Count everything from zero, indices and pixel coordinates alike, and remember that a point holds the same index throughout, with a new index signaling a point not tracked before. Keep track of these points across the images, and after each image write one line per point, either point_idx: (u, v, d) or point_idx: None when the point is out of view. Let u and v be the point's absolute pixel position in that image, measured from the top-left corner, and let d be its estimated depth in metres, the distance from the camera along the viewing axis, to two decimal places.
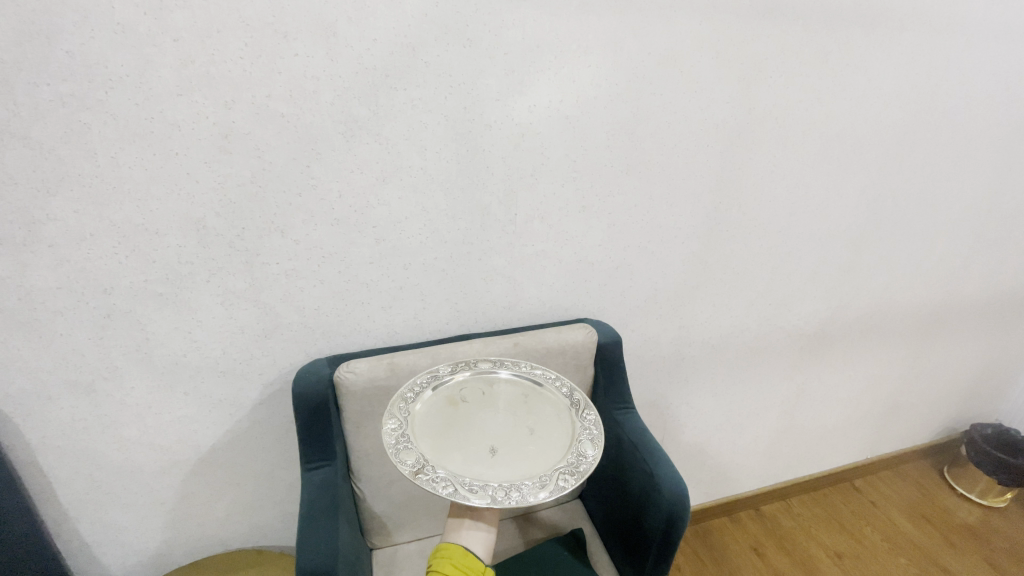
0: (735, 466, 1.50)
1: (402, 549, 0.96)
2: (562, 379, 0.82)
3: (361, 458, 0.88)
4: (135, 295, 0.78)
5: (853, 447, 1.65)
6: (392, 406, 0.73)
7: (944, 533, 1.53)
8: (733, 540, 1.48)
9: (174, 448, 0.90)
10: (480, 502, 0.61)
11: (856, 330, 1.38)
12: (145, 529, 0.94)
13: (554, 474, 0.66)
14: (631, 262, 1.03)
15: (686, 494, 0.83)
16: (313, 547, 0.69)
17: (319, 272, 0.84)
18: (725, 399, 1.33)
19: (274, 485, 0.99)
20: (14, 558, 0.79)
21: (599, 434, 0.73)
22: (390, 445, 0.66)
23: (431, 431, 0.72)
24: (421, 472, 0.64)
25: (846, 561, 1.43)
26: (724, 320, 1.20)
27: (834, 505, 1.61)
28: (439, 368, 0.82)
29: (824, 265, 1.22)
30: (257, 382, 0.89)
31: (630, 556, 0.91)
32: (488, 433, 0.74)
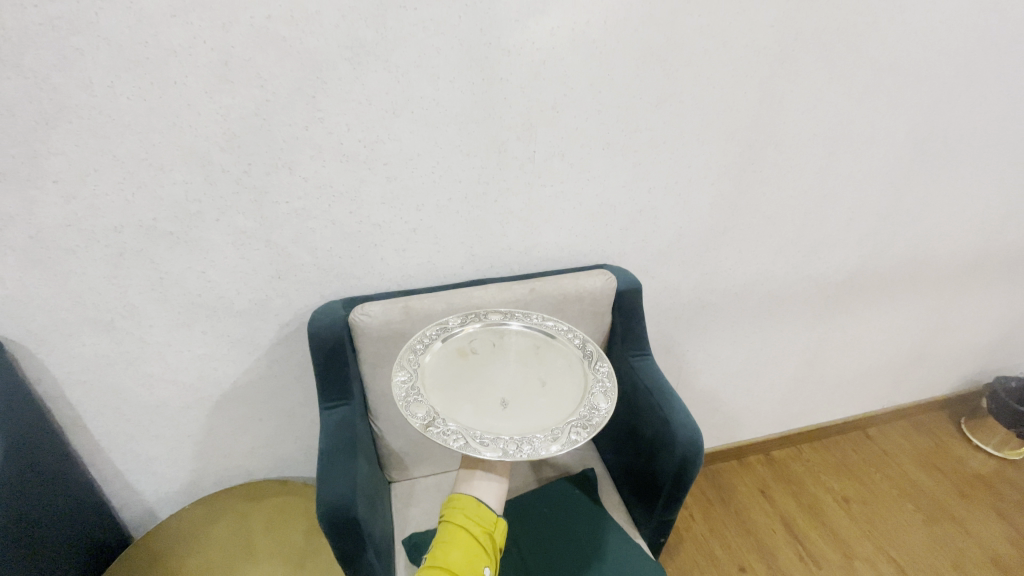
0: (749, 413, 1.50)
1: (419, 483, 0.99)
2: (574, 331, 0.81)
3: (377, 399, 0.89)
4: (145, 233, 0.76)
5: (870, 397, 1.64)
6: (402, 358, 0.72)
7: (954, 482, 1.54)
8: (741, 482, 1.51)
9: (196, 385, 0.92)
10: (492, 455, 0.61)
11: (886, 279, 1.32)
12: (174, 459, 0.99)
13: (566, 427, 0.65)
14: (655, 205, 0.98)
15: (700, 441, 0.82)
16: (333, 482, 0.71)
17: (330, 212, 0.81)
18: (744, 347, 1.31)
19: (295, 421, 1.02)
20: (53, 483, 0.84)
21: (611, 386, 0.71)
22: (400, 398, 0.65)
23: (441, 384, 0.72)
24: (431, 424, 0.63)
25: (852, 506, 1.46)
26: (749, 266, 1.15)
27: (845, 453, 1.62)
28: (449, 320, 0.81)
29: (861, 210, 1.15)
30: (273, 323, 0.89)
31: (641, 498, 0.93)
32: (499, 385, 0.74)
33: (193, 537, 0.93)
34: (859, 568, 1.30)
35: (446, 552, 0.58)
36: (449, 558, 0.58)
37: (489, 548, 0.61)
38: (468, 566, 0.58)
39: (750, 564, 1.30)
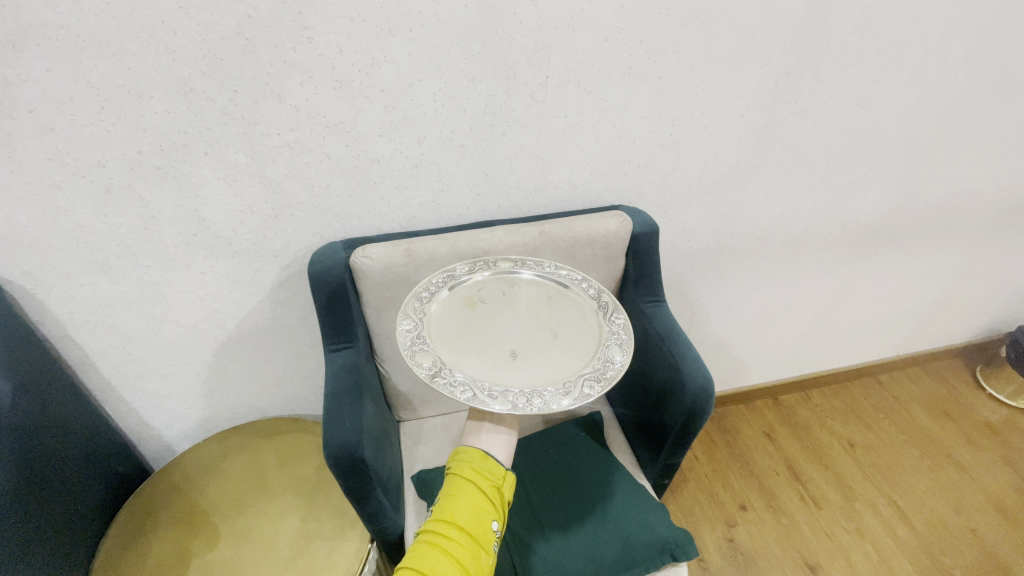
0: (761, 359, 1.48)
1: (426, 423, 1.00)
2: (589, 281, 0.77)
3: (383, 342, 0.87)
4: (131, 168, 0.72)
5: (886, 344, 1.60)
6: (407, 305, 0.70)
7: (963, 430, 1.54)
8: (748, 425, 1.52)
9: (200, 325, 0.91)
10: (500, 408, 0.59)
11: (919, 222, 1.25)
12: (186, 397, 1.00)
13: (579, 381, 0.63)
14: (678, 139, 0.90)
15: (712, 389, 0.80)
16: (339, 423, 0.71)
17: (325, 145, 0.76)
18: (760, 293, 1.27)
19: (302, 362, 1.02)
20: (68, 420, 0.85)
21: (628, 338, 0.68)
22: (404, 347, 0.63)
23: (447, 333, 0.69)
24: (437, 375, 0.61)
25: (857, 450, 1.47)
26: (774, 208, 1.08)
27: (854, 399, 1.61)
28: (456, 267, 0.78)
29: (901, 146, 1.06)
30: (274, 264, 0.87)
31: (648, 444, 0.93)
32: (509, 336, 0.71)
33: (208, 471, 0.95)
34: (859, 510, 1.33)
35: (453, 505, 0.57)
36: (456, 511, 0.57)
37: (497, 502, 0.60)
38: (475, 519, 0.57)
39: (750, 503, 1.33)
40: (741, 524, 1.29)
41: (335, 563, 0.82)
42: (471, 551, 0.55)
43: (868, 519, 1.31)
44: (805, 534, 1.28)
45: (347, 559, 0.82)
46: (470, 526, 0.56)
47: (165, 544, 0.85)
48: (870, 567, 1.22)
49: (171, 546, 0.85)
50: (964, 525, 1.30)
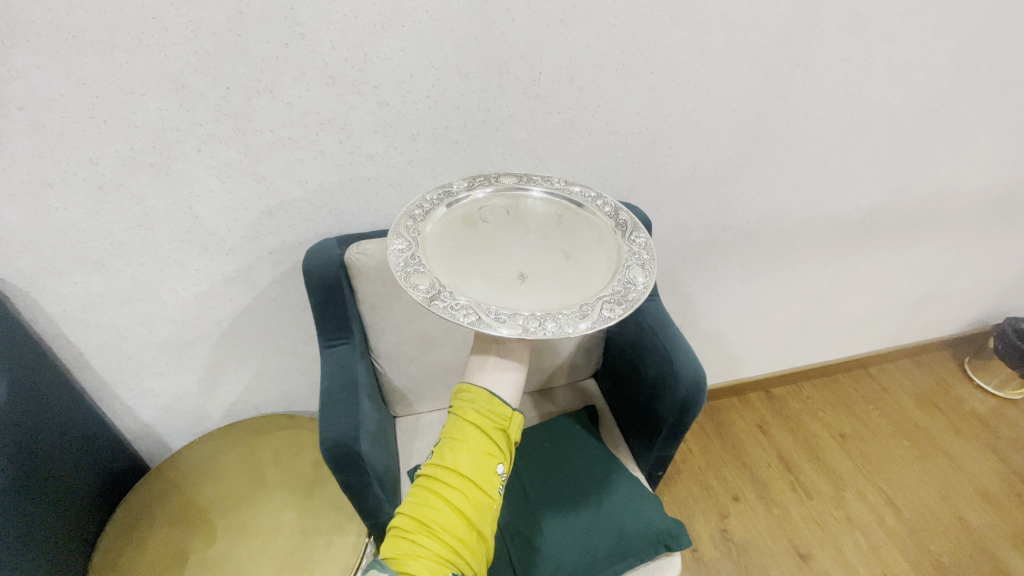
0: (754, 351, 1.50)
1: (423, 417, 1.01)
2: (603, 198, 0.74)
3: (378, 338, 0.87)
4: (124, 165, 0.72)
5: (876, 335, 1.62)
6: (399, 225, 0.65)
7: (950, 419, 1.56)
8: (740, 418, 1.54)
9: (194, 323, 0.91)
10: (509, 332, 0.55)
11: (909, 215, 1.26)
12: (180, 395, 1.00)
13: (598, 303, 0.60)
14: (670, 134, 0.91)
15: (704, 382, 0.80)
16: (335, 418, 0.71)
17: (318, 142, 0.76)
18: (752, 287, 1.28)
19: (297, 358, 1.02)
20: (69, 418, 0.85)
21: (650, 261, 0.66)
22: (397, 267, 0.58)
23: (445, 254, 0.65)
24: (436, 298, 0.57)
25: (848, 441, 1.49)
26: (766, 202, 1.09)
27: (845, 391, 1.63)
28: (453, 184, 0.73)
29: (891, 141, 1.07)
30: (268, 261, 0.87)
31: (641, 436, 0.94)
32: (515, 258, 0.68)
33: (206, 468, 0.96)
34: (849, 499, 1.35)
35: (455, 452, 0.55)
36: (458, 460, 0.55)
37: (502, 445, 0.57)
38: (478, 466, 0.55)
39: (743, 494, 1.35)
40: (734, 515, 1.31)
41: (333, 557, 0.83)
42: (474, 499, 0.54)
43: (858, 508, 1.33)
44: (796, 523, 1.30)
45: (345, 552, 0.83)
46: (473, 473, 0.54)
47: (164, 540, 0.85)
48: (860, 555, 1.24)
49: (169, 543, 0.85)
50: (952, 514, 1.32)
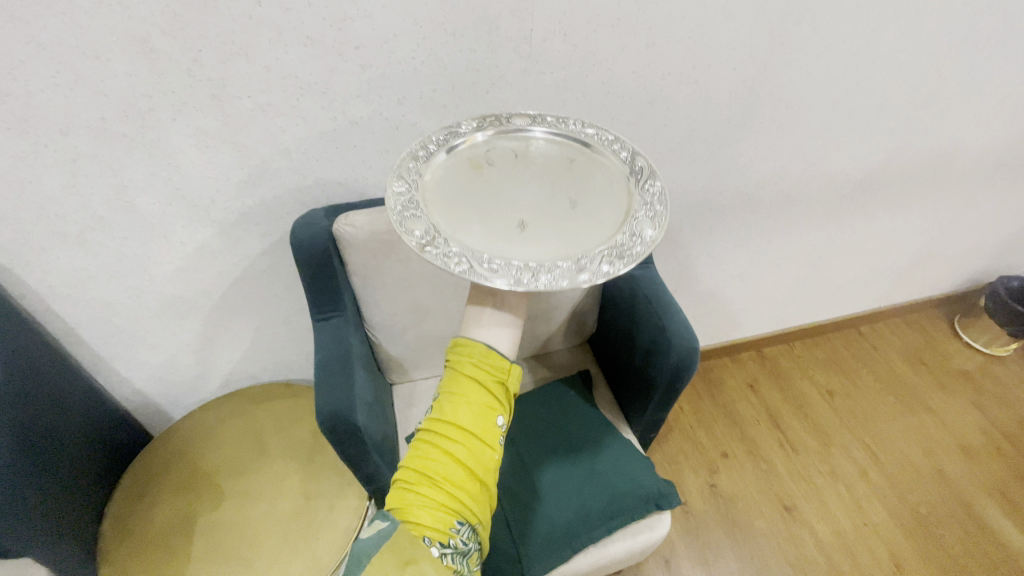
0: (748, 313, 1.51)
1: (419, 384, 1.02)
2: (619, 140, 0.68)
3: (371, 310, 0.87)
4: (97, 136, 0.68)
5: (869, 295, 1.63)
6: (399, 166, 0.62)
7: (937, 376, 1.60)
8: (731, 377, 1.57)
9: (185, 296, 0.90)
10: (501, 284, 0.54)
11: (909, 175, 1.24)
12: (176, 366, 1.00)
13: (597, 256, 0.57)
14: (668, 94, 0.87)
15: (697, 350, 0.81)
16: (330, 392, 0.72)
17: (300, 108, 0.72)
18: (748, 250, 1.28)
19: (291, 328, 1.02)
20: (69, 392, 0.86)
21: (662, 211, 0.61)
22: (393, 211, 0.56)
23: (446, 199, 0.63)
24: (430, 245, 0.55)
25: (836, 398, 1.53)
26: (765, 163, 1.07)
27: (835, 350, 1.66)
28: (460, 122, 0.68)
29: (896, 98, 1.04)
30: (255, 233, 0.85)
31: (634, 400, 0.96)
32: (518, 205, 0.64)
33: (207, 436, 0.97)
34: (834, 454, 1.40)
35: (454, 405, 0.54)
36: (458, 412, 0.54)
37: (501, 396, 0.57)
38: (478, 419, 0.54)
39: (732, 450, 1.40)
40: (723, 470, 1.36)
41: (337, 520, 0.86)
42: (476, 449, 0.54)
43: (842, 462, 1.38)
44: (782, 477, 1.35)
45: (347, 518, 0.86)
46: (474, 426, 0.54)
47: (170, 506, 0.87)
48: (842, 506, 1.30)
49: (176, 508, 0.87)
50: (933, 467, 1.37)
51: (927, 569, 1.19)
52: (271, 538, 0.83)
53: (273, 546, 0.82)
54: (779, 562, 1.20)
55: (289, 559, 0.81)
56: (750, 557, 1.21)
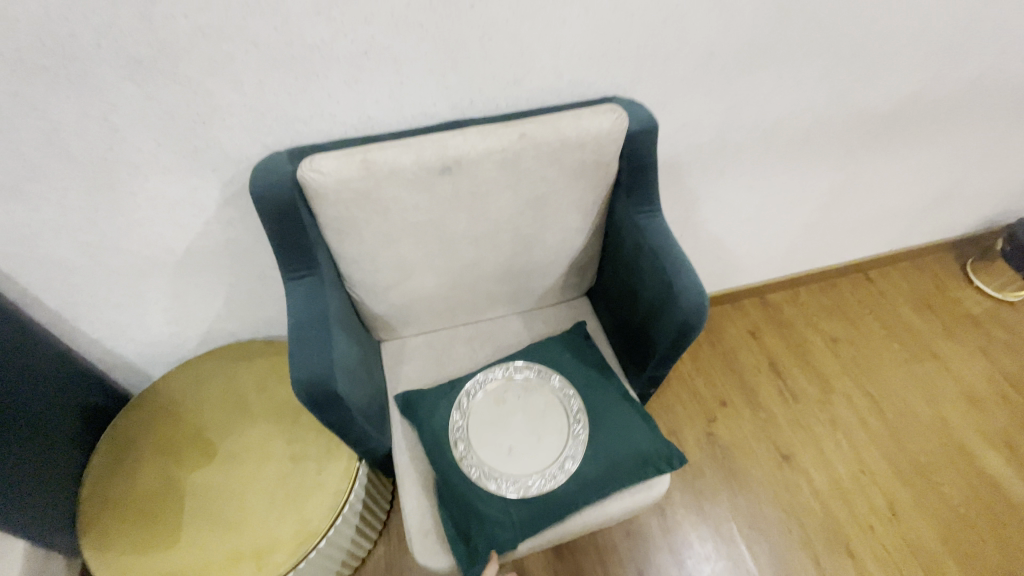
0: (754, 260, 1.44)
1: (408, 342, 0.96)
2: (573, 393, 0.85)
3: (350, 266, 0.79)
4: (11, 68, 0.58)
5: (882, 239, 1.56)
6: (456, 399, 0.84)
7: (944, 322, 1.56)
8: (734, 325, 1.52)
9: (145, 252, 0.82)
10: (494, 489, 0.76)
11: (941, 107, 1.13)
12: (148, 326, 0.94)
13: (545, 474, 0.77)
14: (683, 11, 0.75)
15: (706, 308, 0.74)
16: (305, 358, 0.66)
17: (248, 30, 0.62)
18: (761, 193, 1.19)
19: (268, 284, 0.95)
20: (37, 354, 0.80)
21: (580, 452, 0.79)
22: (449, 433, 0.80)
23: (484, 404, 0.84)
24: (465, 459, 0.78)
25: (839, 346, 1.49)
26: (786, 95, 0.95)
27: (842, 296, 1.60)
28: (494, 368, 0.87)
29: (939, 17, 0.91)
30: (214, 180, 0.75)
31: (635, 357, 0.90)
32: (521, 406, 0.83)
33: (188, 396, 0.93)
34: (834, 402, 1.38)
35: None
36: None
37: None
38: None
39: (731, 399, 1.37)
40: (721, 419, 1.34)
41: (325, 481, 0.83)
42: None
43: (842, 410, 1.37)
44: (781, 426, 1.33)
45: (336, 480, 0.83)
46: None
47: (152, 471, 0.84)
48: (839, 454, 1.29)
49: (158, 473, 0.84)
50: (933, 414, 1.36)
51: (920, 514, 1.21)
52: (259, 502, 0.81)
53: (261, 510, 0.80)
54: (774, 508, 1.21)
55: (277, 522, 0.79)
56: (746, 503, 1.22)
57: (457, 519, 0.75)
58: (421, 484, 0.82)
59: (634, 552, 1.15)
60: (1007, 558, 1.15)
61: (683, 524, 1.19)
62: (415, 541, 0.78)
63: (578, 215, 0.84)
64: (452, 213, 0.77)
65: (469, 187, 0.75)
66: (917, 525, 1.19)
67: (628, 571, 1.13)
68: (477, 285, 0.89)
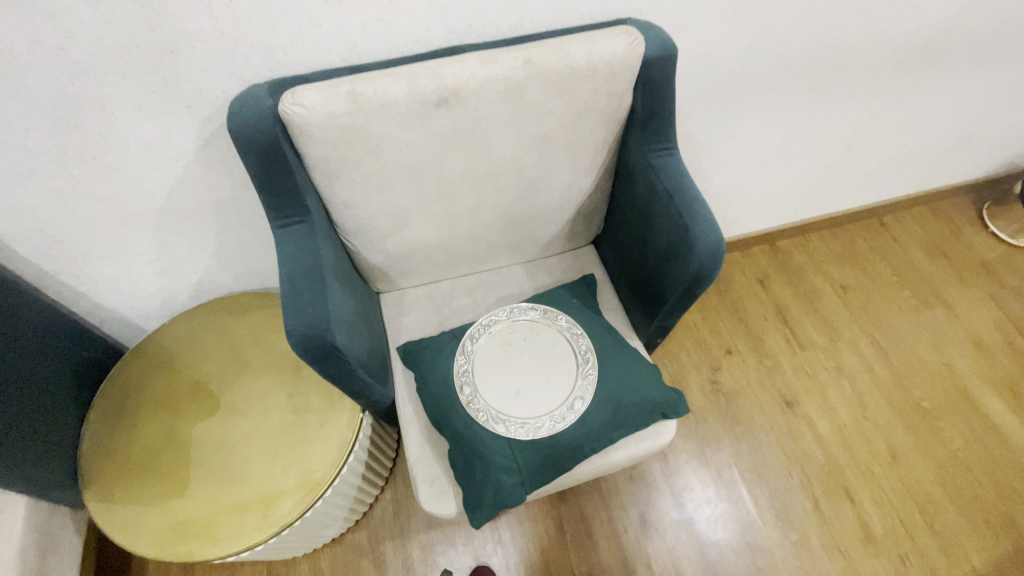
0: (767, 205, 1.38)
1: (408, 293, 0.93)
2: (581, 333, 0.80)
3: (343, 213, 0.74)
4: None
5: (900, 182, 1.49)
6: (462, 343, 0.80)
7: (957, 268, 1.52)
8: (741, 273, 1.48)
9: (124, 200, 0.76)
10: (503, 432, 0.73)
11: (980, 32, 1.04)
12: (137, 279, 0.90)
13: (555, 414, 0.73)
14: None
15: (722, 253, 0.70)
16: (299, 310, 0.63)
17: None
18: (779, 132, 1.11)
19: (259, 233, 0.90)
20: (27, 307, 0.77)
21: (591, 391, 0.75)
22: (455, 376, 0.77)
23: (490, 346, 0.79)
24: (472, 402, 0.75)
25: (848, 293, 1.46)
26: (814, 19, 0.87)
27: (854, 242, 1.55)
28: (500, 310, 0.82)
29: None
30: (191, 119, 0.69)
31: (643, 307, 0.87)
32: (527, 347, 0.78)
33: (183, 350, 0.91)
34: (841, 350, 1.37)
35: None
36: None
37: None
38: None
39: (736, 348, 1.36)
40: (726, 367, 1.33)
41: (328, 434, 0.82)
42: None
43: (848, 357, 1.36)
44: (785, 374, 1.33)
45: (340, 431, 0.82)
46: None
47: (151, 425, 0.83)
48: (843, 401, 1.30)
49: (157, 427, 0.83)
50: (940, 361, 1.35)
51: (920, 458, 1.22)
52: (263, 455, 0.80)
53: (263, 463, 0.80)
54: (776, 454, 1.22)
55: (281, 474, 0.79)
56: (748, 449, 1.23)
57: (462, 469, 0.74)
58: (425, 435, 0.81)
59: (636, 496, 1.17)
60: (1002, 499, 1.17)
61: (685, 469, 1.20)
62: (421, 490, 0.78)
63: (586, 155, 0.78)
64: (450, 152, 0.71)
65: (468, 123, 0.68)
66: (916, 469, 1.21)
67: (630, 514, 1.15)
68: (478, 233, 0.84)
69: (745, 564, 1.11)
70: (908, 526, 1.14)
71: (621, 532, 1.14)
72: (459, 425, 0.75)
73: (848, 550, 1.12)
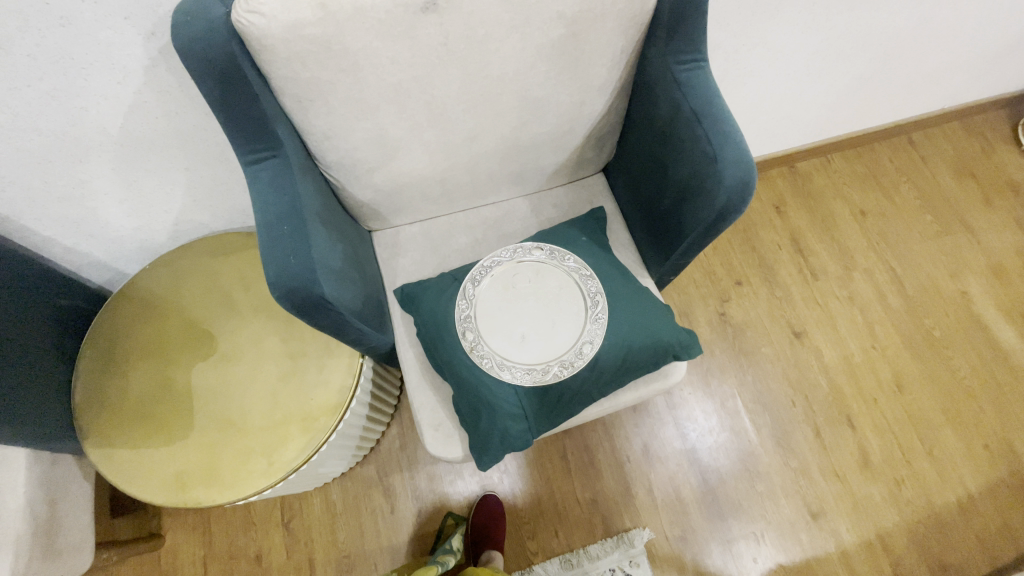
0: (789, 124, 1.26)
1: (403, 231, 0.86)
2: (590, 275, 0.74)
3: (324, 145, 0.65)
4: None
5: (938, 95, 1.35)
6: (465, 287, 0.73)
7: (984, 190, 1.42)
8: (757, 199, 1.40)
9: (73, 134, 0.67)
10: (508, 378, 0.68)
11: None
12: (106, 221, 0.83)
13: (565, 357, 0.69)
14: None
15: (753, 185, 0.63)
16: (278, 258, 0.57)
17: None
18: (815, 37, 0.98)
19: (234, 167, 0.82)
20: None
21: (601, 334, 0.70)
22: (457, 322, 0.71)
23: (494, 291, 0.73)
24: (476, 347, 0.70)
25: (867, 219, 1.38)
26: None
27: (878, 162, 1.45)
28: (503, 252, 0.75)
29: None
30: (133, 34, 0.59)
31: (658, 243, 0.81)
32: (533, 291, 0.72)
33: (164, 295, 0.85)
34: (855, 279, 1.32)
35: None
36: None
37: None
38: None
39: (747, 278, 1.31)
40: (734, 299, 1.29)
41: (328, 380, 0.79)
42: None
43: (862, 287, 1.31)
44: (796, 304, 1.29)
45: (339, 376, 0.80)
46: None
47: (145, 373, 0.81)
48: (852, 331, 1.27)
49: (149, 376, 0.81)
50: (956, 289, 1.31)
51: (925, 386, 1.22)
52: (261, 402, 0.78)
53: (262, 410, 0.78)
54: (780, 384, 1.22)
55: (281, 421, 0.77)
56: (753, 380, 1.22)
57: (469, 416, 0.72)
58: (427, 380, 0.79)
59: (640, 426, 1.19)
60: (1000, 424, 1.19)
61: (689, 400, 1.21)
62: (427, 435, 0.77)
63: (599, 70, 0.68)
64: (441, 69, 0.61)
65: (462, 31, 0.58)
66: (920, 397, 1.21)
67: (633, 444, 1.17)
68: (478, 163, 0.76)
69: (744, 489, 1.14)
70: (906, 451, 1.17)
71: (624, 460, 1.16)
72: (464, 373, 0.72)
73: (845, 473, 1.15)
